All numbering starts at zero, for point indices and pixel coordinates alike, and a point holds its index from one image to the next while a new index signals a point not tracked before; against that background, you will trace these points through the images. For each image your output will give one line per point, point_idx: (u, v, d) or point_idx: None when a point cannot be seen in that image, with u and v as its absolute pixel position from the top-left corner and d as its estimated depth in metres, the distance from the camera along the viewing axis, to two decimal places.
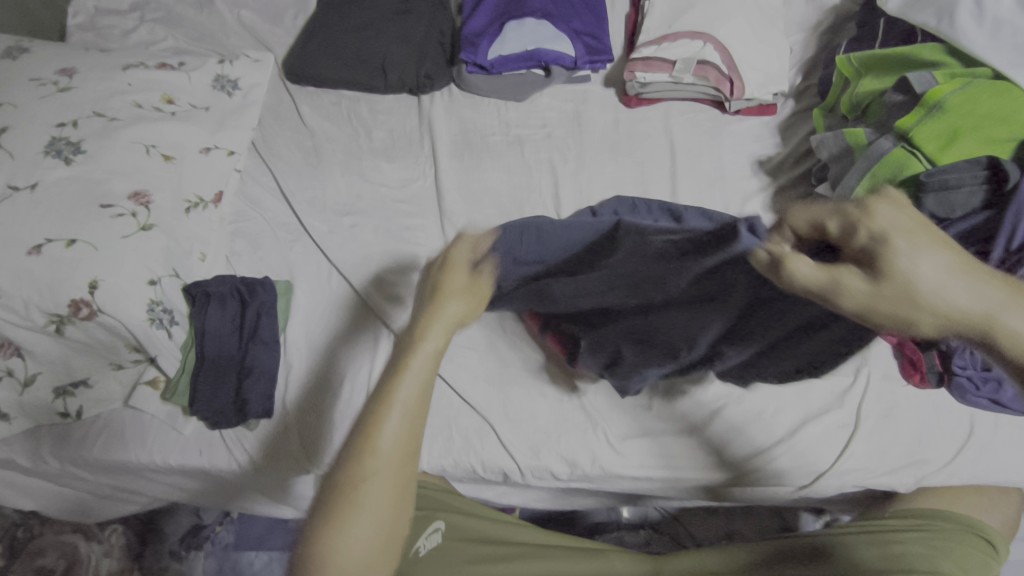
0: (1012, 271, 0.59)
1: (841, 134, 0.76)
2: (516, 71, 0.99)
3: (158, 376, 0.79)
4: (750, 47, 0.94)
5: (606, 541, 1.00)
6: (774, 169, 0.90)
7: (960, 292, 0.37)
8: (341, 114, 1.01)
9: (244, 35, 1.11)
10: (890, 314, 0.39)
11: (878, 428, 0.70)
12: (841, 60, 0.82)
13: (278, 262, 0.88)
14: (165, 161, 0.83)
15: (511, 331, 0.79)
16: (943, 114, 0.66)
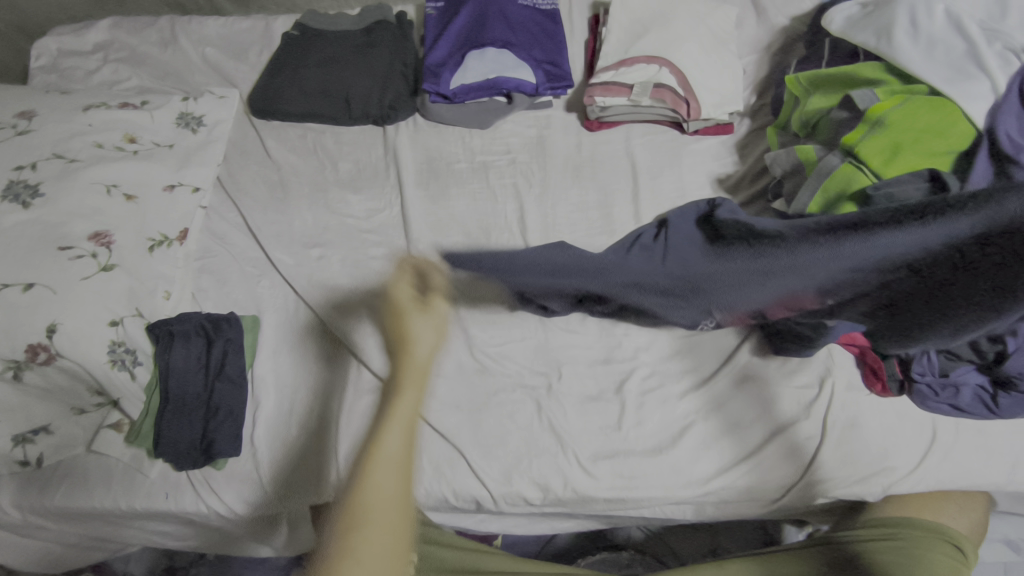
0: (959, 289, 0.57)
1: (792, 151, 0.78)
2: (478, 100, 1.01)
3: (122, 420, 0.78)
4: (704, 69, 0.96)
5: (589, 563, 1.00)
6: (733, 187, 0.92)
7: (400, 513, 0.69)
8: (306, 147, 1.02)
9: (208, 71, 1.12)
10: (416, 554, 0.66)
11: (844, 438, 0.71)
12: (789, 80, 0.84)
13: (245, 297, 0.88)
14: (127, 201, 0.83)
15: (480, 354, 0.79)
16: (884, 130, 0.67)
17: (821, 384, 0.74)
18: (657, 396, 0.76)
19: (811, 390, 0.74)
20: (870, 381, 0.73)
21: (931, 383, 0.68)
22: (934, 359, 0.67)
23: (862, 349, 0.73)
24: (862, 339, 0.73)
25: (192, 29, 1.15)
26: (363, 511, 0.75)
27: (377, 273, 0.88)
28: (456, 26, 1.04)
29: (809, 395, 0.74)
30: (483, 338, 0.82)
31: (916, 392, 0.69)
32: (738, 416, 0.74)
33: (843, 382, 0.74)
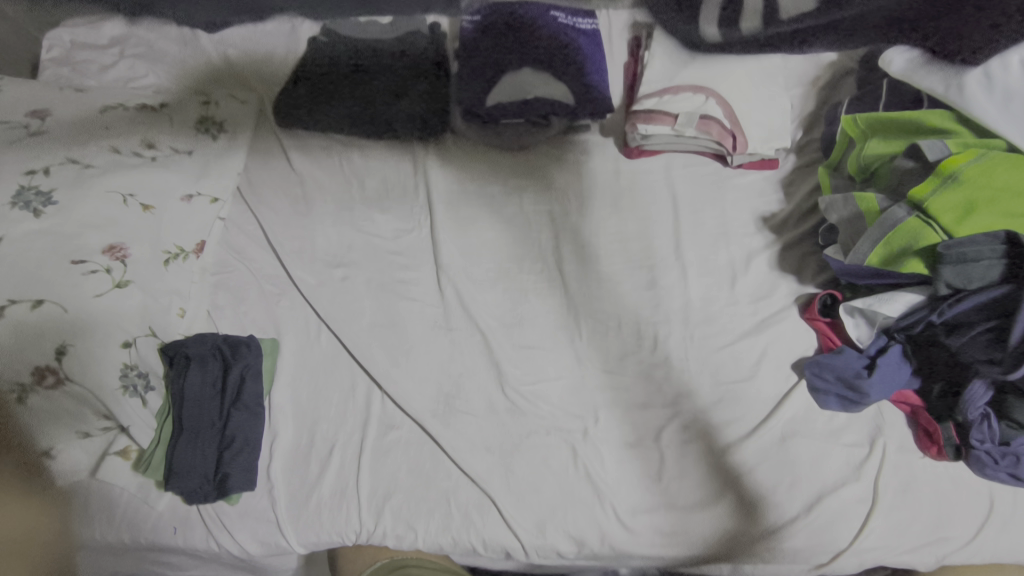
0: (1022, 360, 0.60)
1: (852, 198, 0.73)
2: None
3: (130, 446, 0.73)
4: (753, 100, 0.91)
5: None
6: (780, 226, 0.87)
7: None
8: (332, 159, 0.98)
9: None
10: None
11: (897, 504, 0.68)
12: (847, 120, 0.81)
13: (265, 317, 0.84)
14: (143, 211, 0.80)
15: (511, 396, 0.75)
16: (959, 185, 0.64)
17: (872, 446, 0.71)
18: (699, 447, 0.72)
19: (861, 450, 0.71)
20: (924, 444, 0.70)
21: (991, 451, 0.66)
22: (994, 425, 0.65)
23: (915, 408, 0.71)
24: (916, 398, 0.71)
25: None
26: (385, 555, 0.72)
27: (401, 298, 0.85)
28: None
29: (859, 455, 0.70)
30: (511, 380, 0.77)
31: (974, 459, 0.67)
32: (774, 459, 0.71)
33: (894, 443, 0.71)
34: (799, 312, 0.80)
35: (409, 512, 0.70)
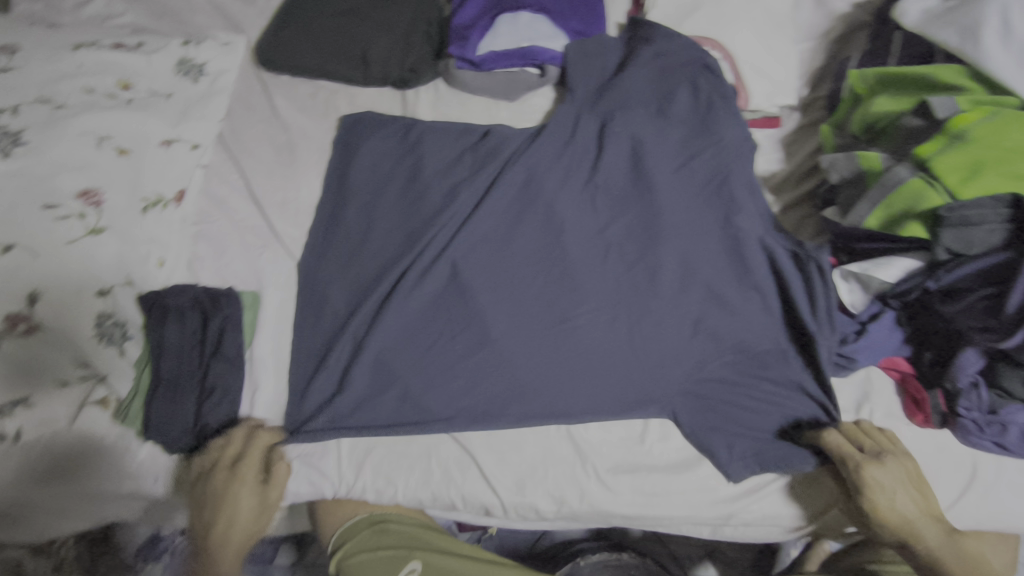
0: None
1: (854, 157, 0.70)
2: (507, 69, 0.92)
3: (110, 396, 0.69)
4: (757, 54, 0.87)
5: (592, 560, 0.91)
6: (778, 187, 0.84)
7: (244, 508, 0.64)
8: (317, 107, 0.94)
9: (211, 13, 1.03)
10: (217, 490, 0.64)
11: None
12: (853, 75, 0.76)
13: (246, 269, 0.82)
14: (119, 155, 0.78)
15: (489, 355, 0.73)
16: (967, 144, 0.61)
17: (857, 411, 0.70)
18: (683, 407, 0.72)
19: (847, 415, 0.70)
20: (910, 412, 0.69)
21: (977, 420, 0.65)
22: (983, 395, 0.64)
23: (905, 375, 0.70)
24: (905, 365, 0.70)
25: None
26: (365, 509, 0.72)
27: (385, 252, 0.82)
28: None
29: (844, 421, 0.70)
30: (489, 358, 0.73)
31: (959, 428, 0.65)
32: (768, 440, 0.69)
33: (881, 410, 0.70)
34: None
35: (389, 466, 0.70)
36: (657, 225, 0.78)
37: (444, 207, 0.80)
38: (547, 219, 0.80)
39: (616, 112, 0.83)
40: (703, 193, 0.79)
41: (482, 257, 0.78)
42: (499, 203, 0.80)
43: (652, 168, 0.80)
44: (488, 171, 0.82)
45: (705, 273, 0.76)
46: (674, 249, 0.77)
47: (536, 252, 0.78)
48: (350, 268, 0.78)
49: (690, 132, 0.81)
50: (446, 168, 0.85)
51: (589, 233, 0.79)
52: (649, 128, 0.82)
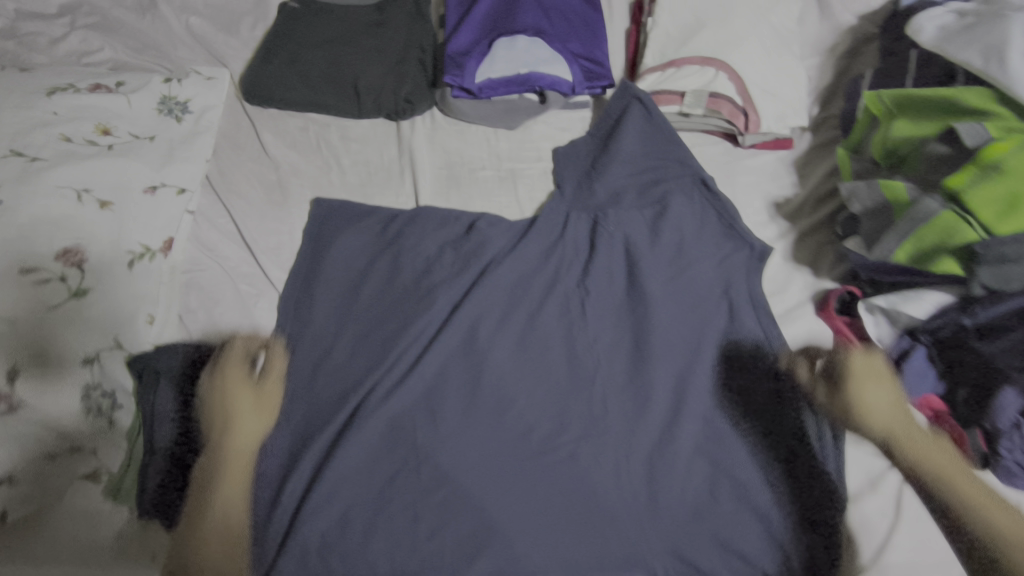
0: None
1: (875, 186, 0.66)
2: (505, 97, 0.89)
3: (101, 468, 0.65)
4: (766, 74, 0.83)
5: None
6: (793, 214, 0.81)
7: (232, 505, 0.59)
8: (308, 142, 0.90)
9: (193, 45, 0.98)
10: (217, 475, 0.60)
11: (920, 517, 0.63)
12: (870, 97, 0.73)
13: (241, 320, 0.78)
14: (102, 208, 0.74)
15: (508, 427, 0.70)
16: (1000, 176, 0.58)
17: None
18: (706, 455, 0.69)
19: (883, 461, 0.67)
20: None
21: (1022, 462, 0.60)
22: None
23: (939, 413, 0.65)
24: (940, 403, 0.65)
25: None
26: None
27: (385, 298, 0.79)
28: (482, 9, 0.91)
29: (879, 467, 0.67)
30: (472, 477, 0.67)
31: (1003, 470, 0.61)
32: (784, 533, 0.64)
33: None
34: (812, 311, 0.75)
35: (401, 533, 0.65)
36: (647, 336, 0.74)
37: (423, 310, 0.76)
38: (536, 321, 0.76)
39: (602, 207, 0.81)
40: (698, 311, 0.76)
41: (463, 379, 0.73)
42: (485, 302, 0.76)
43: (644, 277, 0.77)
44: (471, 282, 0.78)
45: (698, 395, 0.71)
46: (667, 356, 0.73)
47: (519, 366, 0.74)
48: (323, 377, 0.73)
49: (685, 240, 0.79)
50: (426, 262, 0.80)
51: (576, 346, 0.75)
52: (638, 217, 0.80)
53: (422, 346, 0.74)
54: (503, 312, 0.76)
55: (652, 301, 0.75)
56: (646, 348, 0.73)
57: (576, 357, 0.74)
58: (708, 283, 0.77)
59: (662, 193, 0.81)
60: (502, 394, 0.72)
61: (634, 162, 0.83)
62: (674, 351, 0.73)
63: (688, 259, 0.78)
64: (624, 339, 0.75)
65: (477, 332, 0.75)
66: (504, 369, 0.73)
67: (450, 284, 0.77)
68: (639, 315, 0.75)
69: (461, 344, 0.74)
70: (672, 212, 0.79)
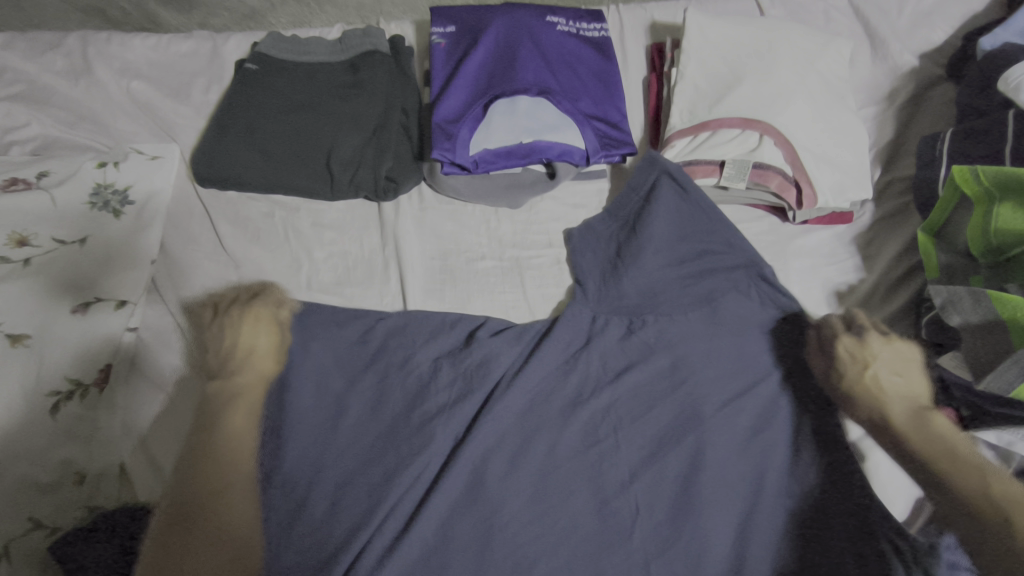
0: None
1: (984, 299, 0.53)
2: (507, 170, 0.74)
3: None
4: (820, 137, 0.70)
5: None
6: (861, 306, 0.67)
7: (242, 442, 0.54)
8: (273, 230, 0.76)
9: (136, 114, 0.83)
10: (216, 463, 0.52)
11: None
12: (959, 171, 0.59)
13: None
14: (13, 345, 0.61)
15: None
16: None
17: None
18: None
19: None
20: None
21: None
22: None
23: None
24: None
25: (113, 53, 0.86)
26: None
27: None
28: (475, 66, 0.76)
29: None
30: None
31: None
32: None
33: None
34: None
35: None
36: (697, 471, 0.59)
37: (420, 448, 0.60)
38: (556, 458, 0.61)
39: (624, 306, 0.67)
40: (753, 445, 0.61)
41: (468, 544, 0.57)
42: (496, 432, 0.61)
43: (687, 401, 0.62)
44: (470, 412, 0.62)
45: (761, 563, 0.56)
46: (726, 502, 0.58)
47: (535, 521, 0.58)
48: (281, 553, 0.55)
49: (731, 351, 0.64)
50: (420, 383, 0.64)
51: (605, 496, 0.59)
52: (678, 317, 0.66)
53: (418, 493, 0.58)
54: (518, 445, 0.61)
55: (700, 430, 0.61)
56: (698, 492, 0.59)
57: (610, 501, 0.59)
58: (763, 405, 0.62)
59: (699, 292, 0.66)
60: (524, 553, 0.57)
61: (668, 249, 0.67)
62: (734, 493, 0.59)
63: (745, 376, 0.63)
64: (669, 479, 0.60)
65: (490, 472, 0.60)
66: (521, 527, 0.58)
67: (448, 414, 0.62)
68: (686, 447, 0.61)
69: (467, 493, 0.59)
70: (720, 314, 0.65)
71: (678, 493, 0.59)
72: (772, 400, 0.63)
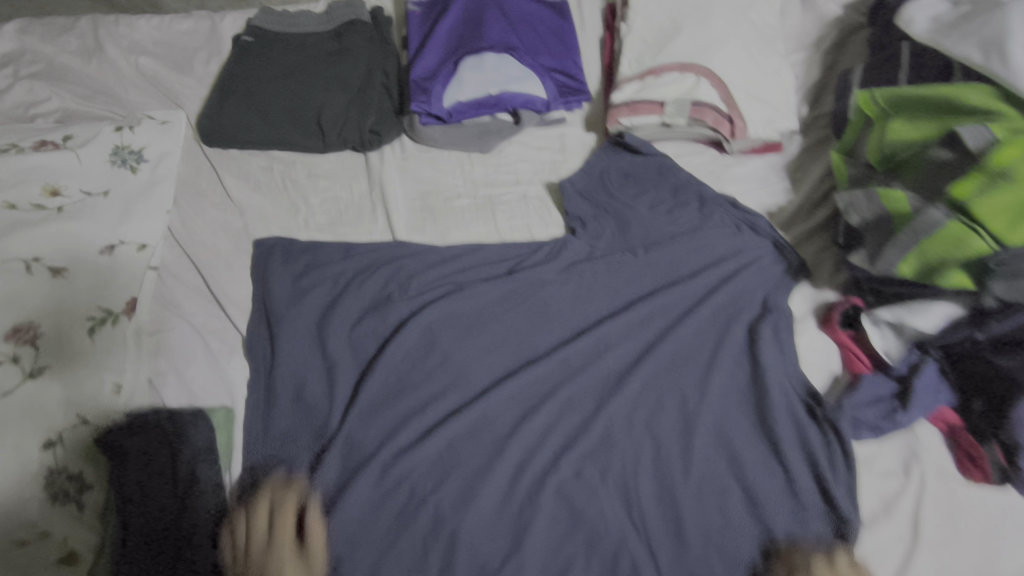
0: None
1: (876, 197, 0.62)
2: (477, 120, 0.84)
3: (78, 555, 0.61)
4: (750, 77, 0.79)
5: None
6: (788, 222, 0.77)
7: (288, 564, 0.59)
8: (273, 182, 0.86)
9: (145, 86, 0.93)
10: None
11: (944, 540, 0.61)
12: (863, 96, 0.69)
13: (212, 380, 0.74)
14: (53, 276, 0.69)
15: (502, 471, 0.66)
16: (1011, 185, 0.53)
17: (908, 474, 0.64)
18: (709, 477, 0.65)
19: (897, 480, 0.64)
20: (966, 468, 0.63)
21: None
22: None
23: (955, 428, 0.64)
24: (955, 418, 0.64)
25: (121, 33, 0.96)
26: None
27: (365, 344, 0.74)
28: (446, 29, 0.86)
29: (894, 487, 0.64)
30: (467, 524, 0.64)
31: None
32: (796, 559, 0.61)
33: (933, 469, 0.64)
34: (816, 325, 0.72)
35: None
36: (646, 361, 0.71)
37: (427, 352, 0.73)
38: (527, 354, 0.73)
39: (590, 228, 0.78)
40: (706, 333, 0.72)
41: (458, 428, 0.68)
42: (478, 338, 0.73)
43: (646, 306, 0.73)
44: (467, 323, 0.74)
45: (710, 421, 0.67)
46: (673, 383, 0.70)
47: (515, 402, 0.70)
48: (314, 439, 0.70)
49: (684, 259, 0.75)
50: (411, 303, 0.76)
51: (579, 377, 0.70)
52: (639, 232, 0.78)
53: (419, 387, 0.71)
54: (497, 348, 0.73)
55: (648, 326, 0.73)
56: (649, 374, 0.71)
57: (573, 388, 0.70)
58: (704, 303, 0.73)
59: (659, 214, 0.78)
60: (506, 428, 0.69)
61: (628, 184, 0.80)
62: (677, 378, 0.70)
63: (689, 281, 0.74)
64: (624, 368, 0.71)
65: (473, 369, 0.72)
66: (500, 410, 0.70)
67: (439, 324, 0.74)
68: (638, 340, 0.72)
69: (457, 387, 0.71)
70: (667, 235, 0.77)
71: (634, 374, 0.71)
72: (717, 299, 0.73)
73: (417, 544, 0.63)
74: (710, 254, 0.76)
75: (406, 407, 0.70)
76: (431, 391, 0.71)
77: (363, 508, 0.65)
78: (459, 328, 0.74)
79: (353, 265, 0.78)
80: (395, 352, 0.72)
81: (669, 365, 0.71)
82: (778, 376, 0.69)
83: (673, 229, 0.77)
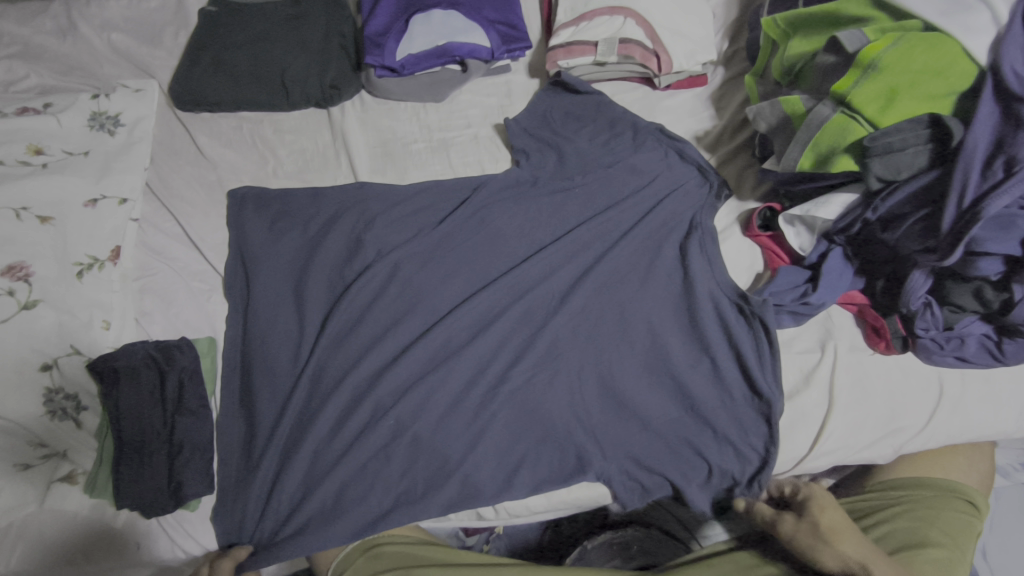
0: (948, 252, 0.59)
1: (777, 104, 0.71)
2: (429, 70, 0.91)
3: (75, 470, 0.68)
4: (672, 16, 0.87)
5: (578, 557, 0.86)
6: (713, 143, 0.86)
7: None
8: (244, 140, 0.93)
9: (119, 61, 0.99)
10: None
11: (853, 402, 0.69)
12: (767, 22, 0.77)
13: (196, 315, 0.80)
14: (41, 223, 0.74)
15: (462, 375, 0.73)
16: (878, 73, 0.61)
17: (823, 349, 0.72)
18: (646, 367, 0.73)
19: (814, 355, 0.72)
20: (873, 341, 0.71)
21: (936, 338, 0.67)
22: (937, 313, 0.66)
23: (861, 307, 0.72)
24: (860, 298, 0.72)
25: (92, 13, 1.02)
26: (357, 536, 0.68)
27: (335, 275, 0.81)
28: None
29: (812, 361, 0.72)
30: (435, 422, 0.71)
31: (921, 348, 0.68)
32: (726, 432, 0.69)
33: (845, 344, 0.72)
34: (740, 231, 0.80)
35: (373, 485, 0.69)
36: (592, 271, 0.78)
37: (388, 278, 0.80)
38: (483, 274, 0.80)
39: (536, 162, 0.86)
40: (643, 244, 0.80)
41: (422, 340, 0.75)
42: (438, 262, 0.81)
43: (589, 224, 0.81)
44: (427, 250, 0.81)
45: (647, 316, 0.75)
46: (616, 290, 0.77)
47: (474, 315, 0.77)
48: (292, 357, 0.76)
49: (622, 182, 0.84)
50: (377, 234, 0.83)
51: (530, 288, 0.78)
52: (577, 161, 0.85)
53: (385, 307, 0.78)
54: (457, 269, 0.80)
55: (590, 242, 0.81)
56: (595, 283, 0.78)
57: (527, 300, 0.77)
58: (641, 219, 0.81)
59: (597, 146, 0.86)
60: (466, 335, 0.76)
61: (570, 120, 0.88)
62: (619, 284, 0.78)
63: (626, 200, 0.82)
64: (573, 279, 0.79)
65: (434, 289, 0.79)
66: (460, 321, 0.76)
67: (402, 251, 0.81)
68: (583, 254, 0.80)
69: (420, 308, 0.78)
70: (608, 162, 0.85)
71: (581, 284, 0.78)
72: (651, 215, 0.81)
73: (389, 440, 0.70)
74: (645, 176, 0.84)
75: (375, 327, 0.77)
76: (395, 310, 0.78)
77: (339, 414, 0.72)
78: (421, 254, 0.81)
79: (320, 207, 0.85)
80: (362, 276, 0.79)
81: (611, 274, 0.78)
82: (708, 273, 0.76)
83: (611, 156, 0.85)
